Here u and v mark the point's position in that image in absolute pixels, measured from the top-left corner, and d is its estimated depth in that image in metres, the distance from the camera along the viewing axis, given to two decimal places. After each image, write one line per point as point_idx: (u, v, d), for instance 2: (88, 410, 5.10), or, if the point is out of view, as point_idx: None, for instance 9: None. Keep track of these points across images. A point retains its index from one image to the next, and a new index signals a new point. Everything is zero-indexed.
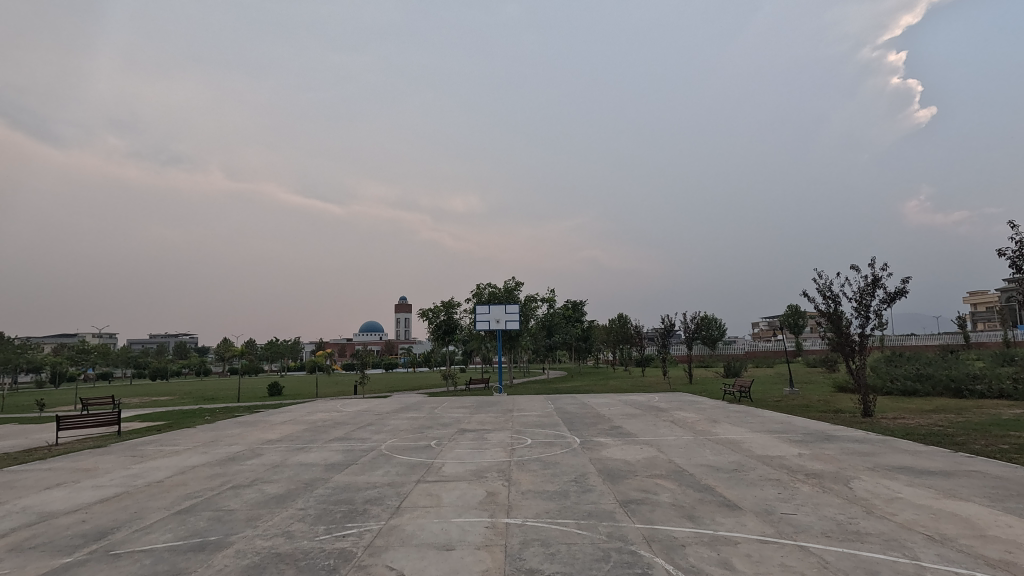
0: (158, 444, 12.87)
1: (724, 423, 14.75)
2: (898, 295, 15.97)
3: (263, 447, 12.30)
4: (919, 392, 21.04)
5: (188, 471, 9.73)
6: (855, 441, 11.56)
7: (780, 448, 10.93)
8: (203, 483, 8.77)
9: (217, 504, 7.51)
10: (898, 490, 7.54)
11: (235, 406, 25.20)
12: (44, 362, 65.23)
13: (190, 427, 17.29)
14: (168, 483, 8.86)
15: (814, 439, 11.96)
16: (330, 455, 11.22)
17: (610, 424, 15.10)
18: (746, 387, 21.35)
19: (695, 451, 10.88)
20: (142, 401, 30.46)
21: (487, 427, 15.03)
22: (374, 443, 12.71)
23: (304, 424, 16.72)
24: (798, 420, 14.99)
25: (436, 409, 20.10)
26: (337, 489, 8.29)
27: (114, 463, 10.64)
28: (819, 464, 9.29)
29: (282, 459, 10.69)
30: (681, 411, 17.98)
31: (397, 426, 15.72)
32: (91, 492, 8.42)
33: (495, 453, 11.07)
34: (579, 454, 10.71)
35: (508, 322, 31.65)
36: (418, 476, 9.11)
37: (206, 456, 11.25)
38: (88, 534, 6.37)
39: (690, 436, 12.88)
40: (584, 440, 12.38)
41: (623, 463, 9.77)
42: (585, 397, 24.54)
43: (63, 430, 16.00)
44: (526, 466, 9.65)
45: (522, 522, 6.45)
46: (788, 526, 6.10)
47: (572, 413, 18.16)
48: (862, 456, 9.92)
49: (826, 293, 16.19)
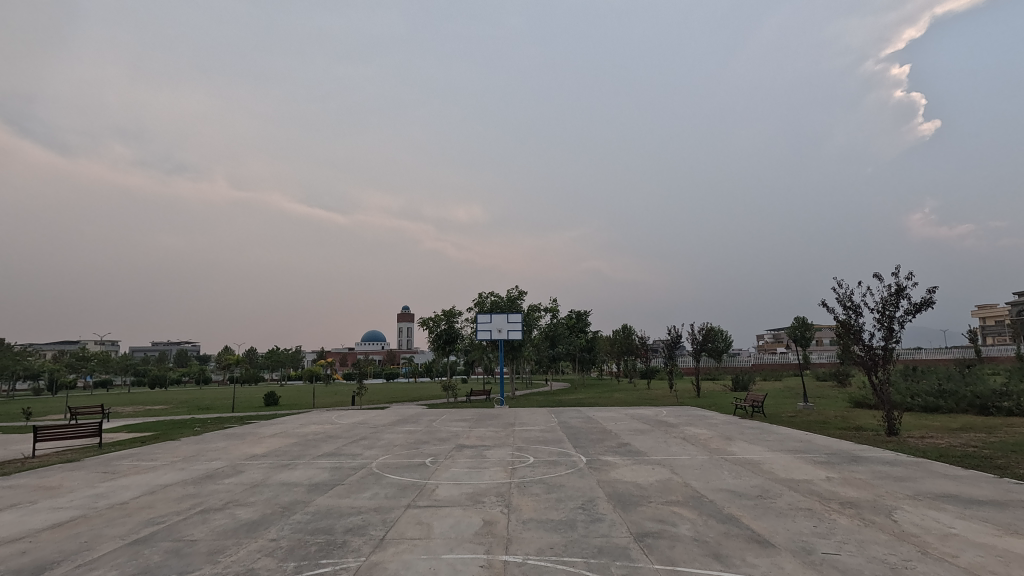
0: (135, 459, 12.04)
1: (740, 441, 13.78)
2: (924, 306, 15.10)
3: (246, 464, 11.44)
4: (941, 409, 20.07)
5: (159, 490, 8.91)
6: (886, 463, 10.63)
7: (805, 470, 10.02)
8: (170, 507, 7.92)
9: (178, 533, 6.66)
10: (951, 524, 6.65)
11: (229, 417, 24.41)
12: (40, 370, 64.23)
13: (175, 440, 16.45)
14: (132, 505, 8.01)
15: (841, 460, 11.03)
16: (316, 474, 10.34)
17: (618, 441, 14.20)
18: (758, 401, 20.42)
19: (713, 473, 9.99)
20: (133, 411, 29.63)
21: (486, 443, 14.14)
22: (364, 460, 11.83)
23: (295, 437, 15.87)
24: (819, 439, 14.02)
25: (433, 423, 19.15)
26: (317, 515, 7.44)
27: (81, 480, 9.79)
28: (853, 491, 8.36)
29: (263, 478, 9.82)
30: (692, 426, 17.04)
31: (392, 441, 14.85)
32: (44, 516, 7.56)
33: (494, 474, 10.16)
34: (585, 475, 9.83)
35: (511, 331, 30.81)
36: (409, 500, 8.24)
37: (182, 473, 10.41)
38: (22, 570, 5.53)
39: (704, 455, 11.95)
40: (591, 460, 11.47)
41: (634, 486, 8.89)
42: (590, 411, 23.49)
43: (41, 442, 15.20)
44: (528, 489, 8.77)
45: (523, 560, 5.58)
46: (834, 571, 5.21)
47: (577, 428, 17.27)
48: (898, 482, 8.99)
49: (847, 302, 15.31)
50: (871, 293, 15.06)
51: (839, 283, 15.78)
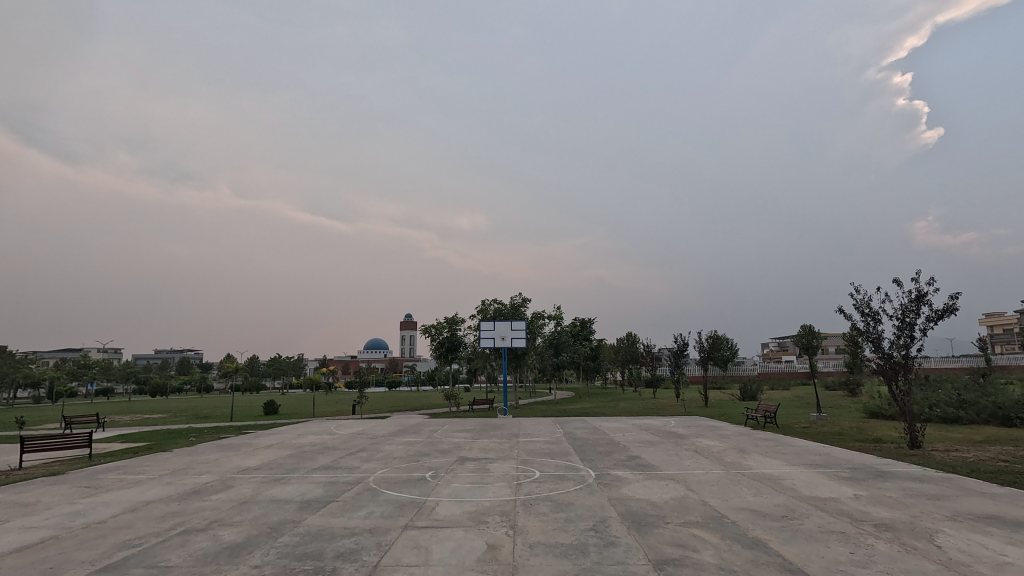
0: (121, 473, 11.46)
1: (756, 454, 13.13)
2: (946, 313, 14.48)
3: (236, 478, 10.85)
4: (962, 419, 19.36)
5: (141, 508, 8.36)
6: (915, 479, 9.98)
7: (830, 487, 9.40)
8: (149, 527, 7.35)
9: (153, 559, 6.09)
10: (1004, 552, 6.02)
11: (226, 426, 23.75)
12: (41, 379, 63.82)
13: (167, 452, 15.83)
14: (109, 524, 7.44)
15: (865, 476, 10.40)
16: (309, 489, 9.75)
17: (627, 453, 13.56)
18: (770, 411, 19.78)
19: (731, 489, 9.38)
20: (131, 420, 29.14)
21: (489, 456, 13.51)
22: (362, 474, 11.26)
23: (291, 448, 15.30)
24: (839, 452, 13.37)
25: (435, 434, 18.54)
26: (307, 537, 6.84)
27: (60, 496, 9.23)
28: (886, 512, 7.72)
29: (253, 495, 9.23)
30: (703, 438, 16.38)
31: (391, 453, 14.23)
32: (12, 537, 6.98)
33: (498, 490, 9.56)
34: (595, 492, 9.23)
35: (515, 339, 30.19)
36: (407, 520, 7.65)
37: (169, 488, 9.84)
38: None
39: (720, 470, 11.30)
40: (600, 474, 10.85)
41: (649, 505, 8.28)
42: (596, 422, 22.77)
43: (29, 453, 14.66)
44: (534, 508, 8.16)
45: None
46: None
47: (583, 439, 16.66)
48: (932, 500, 8.34)
49: (866, 309, 14.68)
50: (890, 299, 14.45)
51: (856, 289, 15.18)
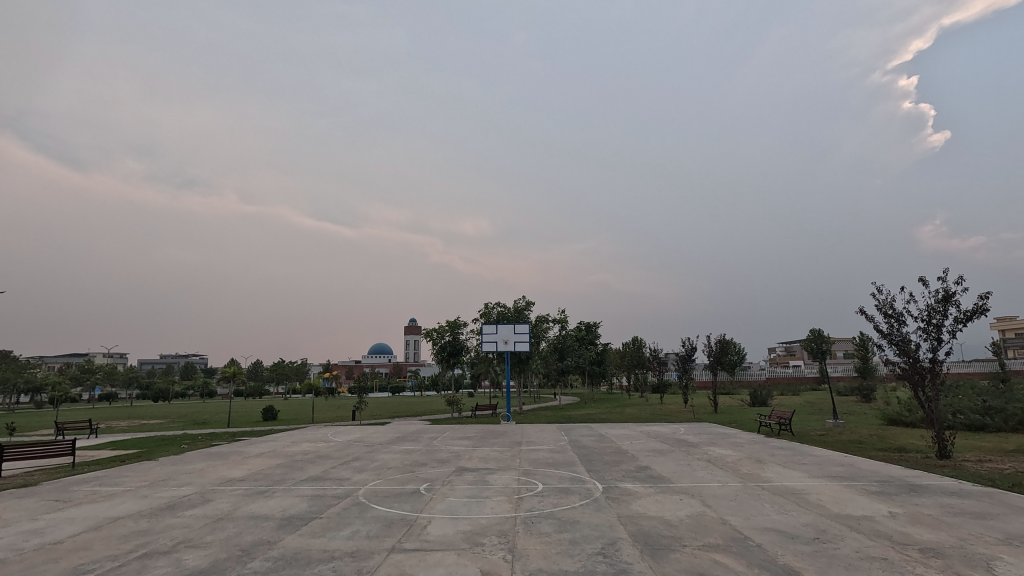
0: (98, 485, 10.75)
1: (774, 465, 12.28)
2: (975, 314, 13.62)
3: (217, 490, 10.13)
4: (988, 427, 18.46)
5: (106, 525, 7.65)
6: (952, 494, 9.15)
7: (860, 503, 8.59)
8: (108, 549, 6.64)
9: None
10: None
11: (221, 433, 23.01)
12: (44, 385, 63.07)
13: (153, 460, 15.09)
14: (65, 546, 6.73)
15: (897, 490, 9.56)
16: (292, 504, 8.99)
17: (636, 464, 12.74)
18: (785, 417, 18.91)
19: (751, 505, 8.59)
20: (126, 425, 28.49)
21: (489, 466, 12.72)
22: (352, 486, 10.52)
23: (281, 458, 14.54)
24: (862, 462, 12.53)
25: (434, 441, 17.79)
26: (280, 562, 6.10)
27: (24, 511, 8.53)
28: (931, 534, 6.87)
29: (231, 510, 8.49)
30: (716, 447, 15.52)
31: (386, 463, 13.47)
32: None
33: (497, 505, 8.78)
34: (603, 508, 8.43)
35: (518, 343, 29.42)
36: (395, 540, 6.90)
37: (142, 502, 9.13)
38: None
39: (737, 482, 10.47)
40: (607, 487, 10.06)
41: (663, 524, 7.48)
42: (602, 428, 21.91)
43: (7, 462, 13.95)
44: (536, 527, 7.39)
45: None
46: None
47: (589, 447, 15.87)
48: (978, 519, 7.52)
49: (889, 310, 13.83)
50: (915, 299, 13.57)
51: (878, 290, 14.33)
